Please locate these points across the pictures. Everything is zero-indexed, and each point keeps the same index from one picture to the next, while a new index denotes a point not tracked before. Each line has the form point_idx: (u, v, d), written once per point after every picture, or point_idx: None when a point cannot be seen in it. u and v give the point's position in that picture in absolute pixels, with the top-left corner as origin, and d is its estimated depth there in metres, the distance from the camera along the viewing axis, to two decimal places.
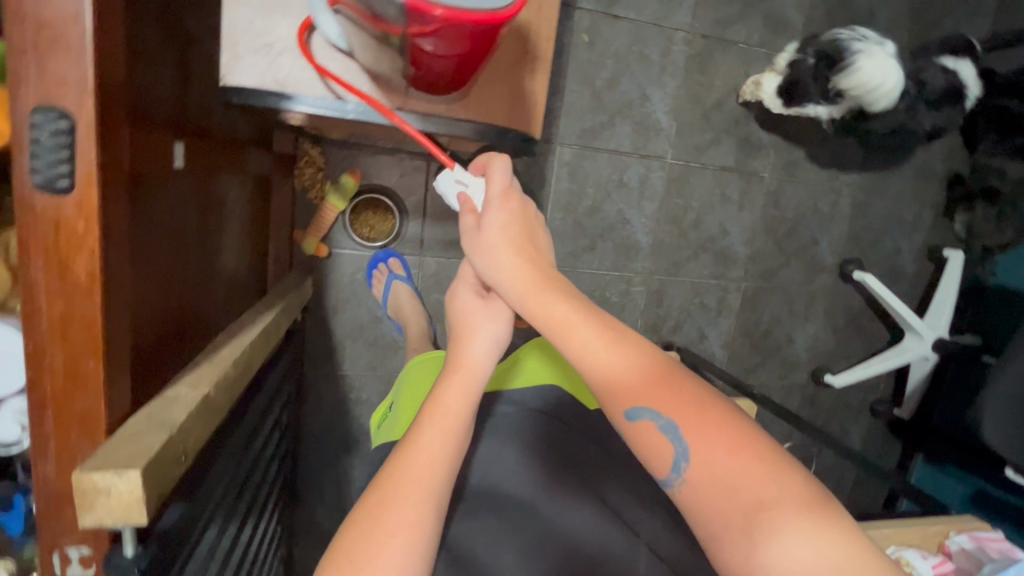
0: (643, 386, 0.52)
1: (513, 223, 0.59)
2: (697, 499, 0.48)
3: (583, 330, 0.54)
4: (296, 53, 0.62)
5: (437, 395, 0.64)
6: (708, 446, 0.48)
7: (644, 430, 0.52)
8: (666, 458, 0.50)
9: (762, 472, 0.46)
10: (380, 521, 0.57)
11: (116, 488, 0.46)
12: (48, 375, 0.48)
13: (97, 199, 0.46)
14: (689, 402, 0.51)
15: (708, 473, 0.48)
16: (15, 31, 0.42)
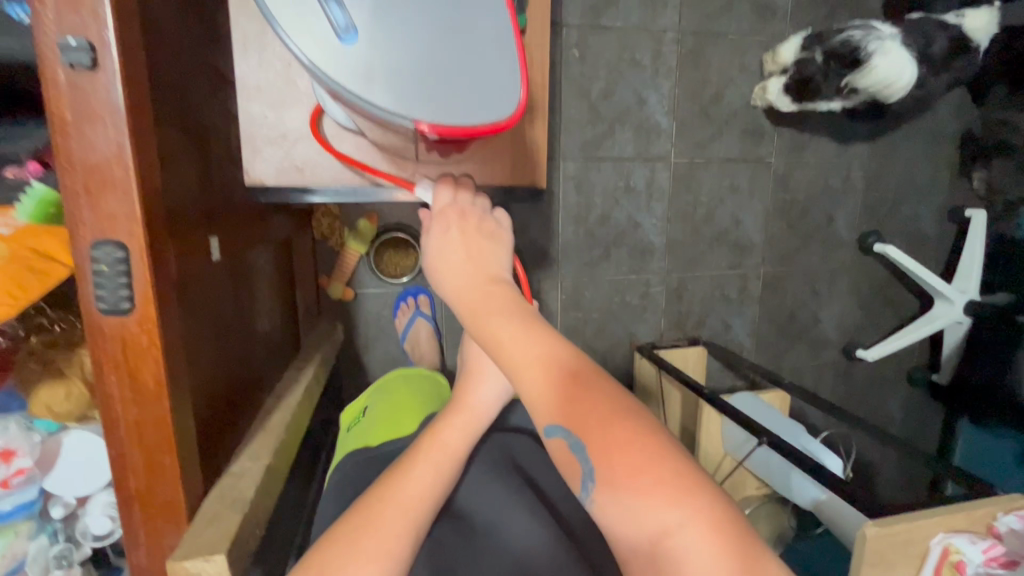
0: (554, 395, 0.48)
1: (456, 235, 0.59)
2: (605, 520, 0.45)
3: (512, 342, 0.51)
4: (311, 139, 0.67)
5: (437, 432, 0.66)
6: (615, 470, 0.45)
7: (558, 450, 0.48)
8: (575, 477, 0.47)
9: (670, 500, 0.43)
10: (359, 542, 0.53)
11: (205, 571, 0.51)
12: (132, 475, 0.53)
13: (155, 314, 0.51)
14: (598, 414, 0.47)
15: (615, 497, 0.45)
16: (69, 179, 0.47)
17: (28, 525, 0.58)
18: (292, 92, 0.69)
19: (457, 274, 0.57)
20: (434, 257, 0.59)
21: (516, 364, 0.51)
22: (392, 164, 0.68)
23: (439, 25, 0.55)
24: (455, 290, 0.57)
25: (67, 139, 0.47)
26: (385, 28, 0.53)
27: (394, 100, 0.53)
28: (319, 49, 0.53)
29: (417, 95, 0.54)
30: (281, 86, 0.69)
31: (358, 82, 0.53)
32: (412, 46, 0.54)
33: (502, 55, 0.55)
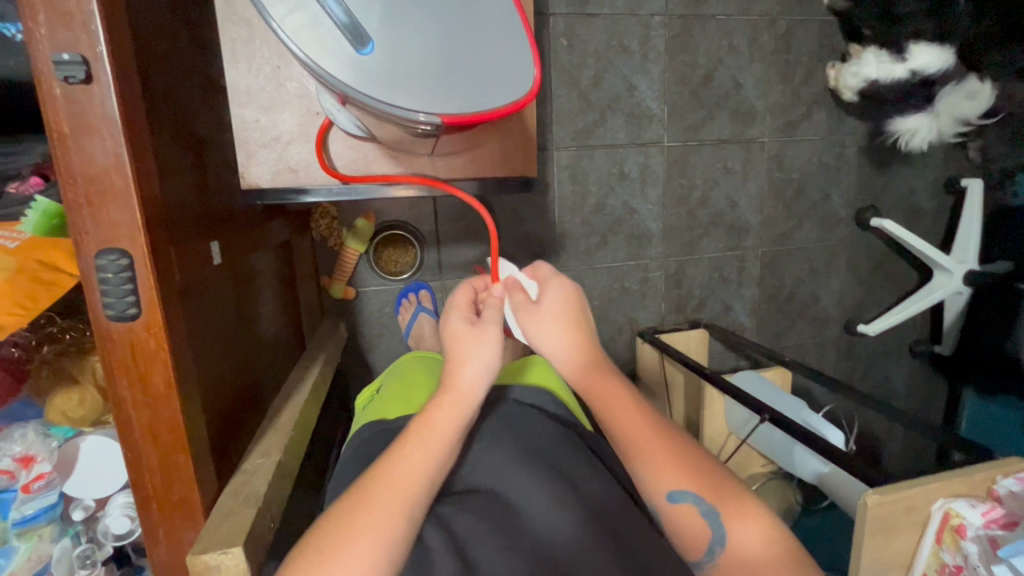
0: (682, 470, 0.65)
1: (552, 319, 0.71)
2: (724, 570, 0.61)
3: (640, 423, 0.68)
4: (303, 140, 0.67)
5: (426, 413, 0.65)
6: (736, 527, 0.61)
7: (684, 512, 0.63)
8: (702, 538, 0.62)
9: (782, 560, 0.58)
10: (350, 520, 0.56)
11: (223, 564, 0.53)
12: (148, 475, 0.55)
13: (161, 318, 0.52)
14: (711, 484, 0.64)
15: (737, 554, 0.60)
16: (69, 191, 0.48)
17: (50, 528, 0.60)
18: (282, 94, 0.66)
19: (582, 373, 0.72)
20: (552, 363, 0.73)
21: (646, 451, 0.66)
22: (388, 159, 0.68)
23: (442, 16, 0.53)
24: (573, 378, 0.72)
25: (65, 151, 0.48)
26: (391, 27, 0.52)
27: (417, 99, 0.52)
28: (334, 61, 0.52)
29: (433, 90, 0.53)
30: (271, 87, 0.66)
31: (381, 92, 0.52)
32: (422, 38, 0.53)
33: (509, 35, 0.54)
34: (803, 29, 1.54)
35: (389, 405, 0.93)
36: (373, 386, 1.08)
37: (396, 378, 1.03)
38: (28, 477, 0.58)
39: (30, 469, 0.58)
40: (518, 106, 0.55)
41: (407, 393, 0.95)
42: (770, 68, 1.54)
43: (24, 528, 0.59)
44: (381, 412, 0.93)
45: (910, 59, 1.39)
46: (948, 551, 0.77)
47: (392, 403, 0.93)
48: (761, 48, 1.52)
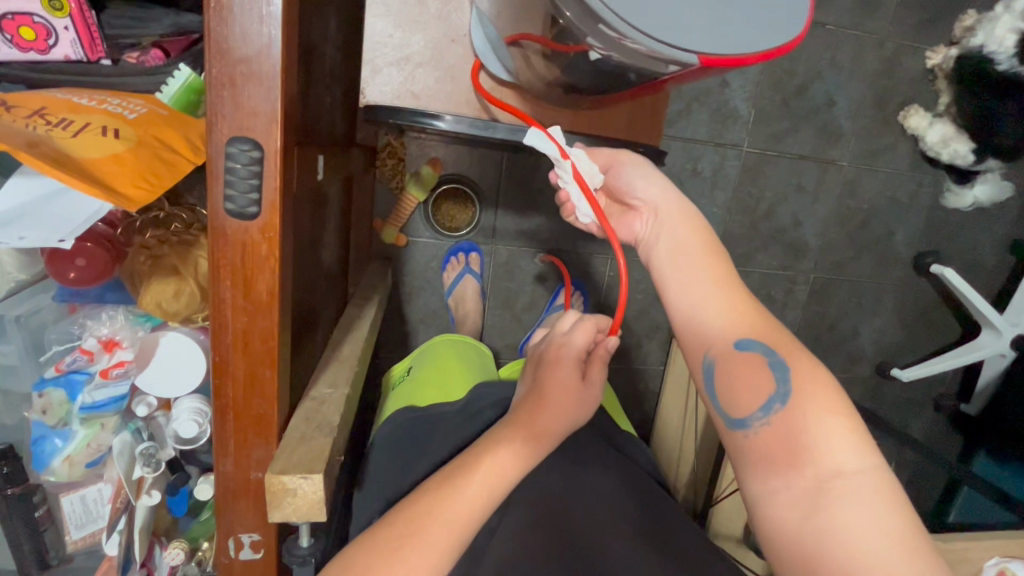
0: (770, 331, 0.55)
1: (673, 225, 0.63)
2: (774, 445, 0.49)
3: (703, 263, 0.60)
4: (432, 66, 0.63)
5: (494, 450, 0.60)
6: (813, 399, 0.49)
7: (749, 363, 0.53)
8: (762, 396, 0.51)
9: (848, 437, 0.48)
10: (399, 554, 0.53)
11: (301, 489, 0.51)
12: (232, 383, 0.52)
13: (279, 223, 0.49)
14: (799, 354, 0.53)
15: (797, 421, 0.49)
16: (214, 67, 0.44)
17: (114, 419, 0.59)
18: (420, 11, 0.62)
19: (684, 243, 0.62)
20: (661, 243, 0.63)
21: (731, 308, 0.57)
22: (521, 103, 0.66)
23: None
24: (672, 218, 0.63)
25: (218, 22, 0.44)
26: None
27: (679, 32, 0.35)
28: None
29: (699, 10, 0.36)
30: (411, 3, 0.62)
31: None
32: None
33: None
34: (908, 56, 1.48)
35: (428, 390, 0.90)
36: (405, 365, 1.04)
37: (426, 359, 0.99)
38: (109, 362, 0.57)
39: (112, 354, 0.58)
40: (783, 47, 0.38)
41: (439, 379, 0.93)
42: (866, 90, 1.48)
43: (91, 414, 0.57)
44: (411, 396, 0.91)
45: (980, 165, 1.51)
46: None
47: (425, 388, 0.91)
48: (863, 67, 1.46)
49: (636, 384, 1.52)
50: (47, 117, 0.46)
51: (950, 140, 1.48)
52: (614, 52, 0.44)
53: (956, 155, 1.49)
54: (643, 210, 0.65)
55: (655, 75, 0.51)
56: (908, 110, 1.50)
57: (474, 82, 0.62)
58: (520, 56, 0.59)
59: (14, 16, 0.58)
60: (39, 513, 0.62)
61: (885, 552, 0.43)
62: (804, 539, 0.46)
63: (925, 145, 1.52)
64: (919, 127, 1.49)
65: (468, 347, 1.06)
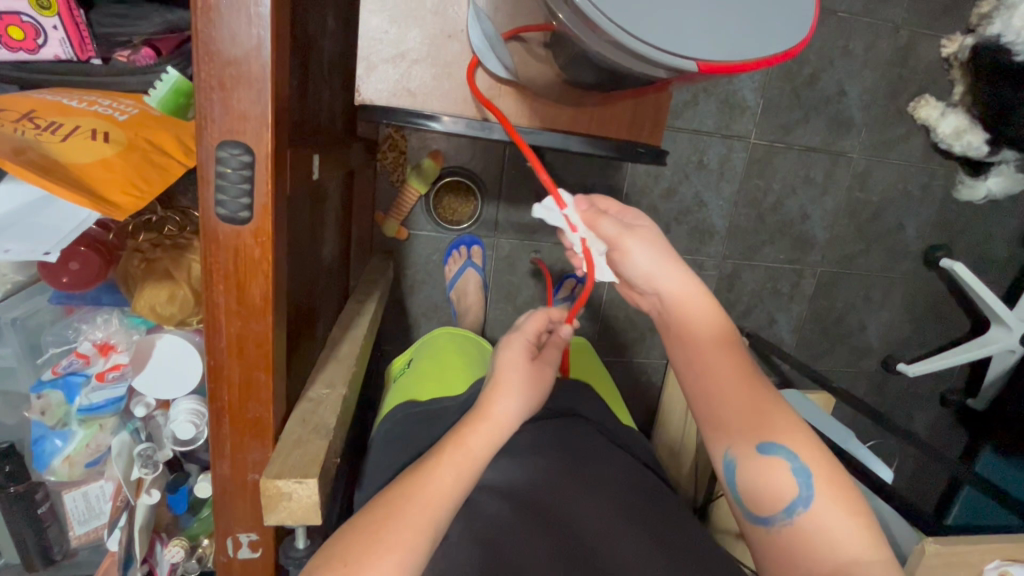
0: (793, 430, 0.54)
1: (678, 312, 0.60)
2: (801, 550, 0.50)
3: (717, 353, 0.58)
4: (429, 63, 0.62)
5: (461, 438, 0.62)
6: (833, 503, 0.51)
7: (773, 466, 0.53)
8: (785, 497, 0.52)
9: (864, 531, 0.50)
10: (380, 535, 0.55)
11: (296, 493, 0.51)
12: (227, 388, 0.52)
13: (271, 229, 0.48)
14: (821, 457, 0.53)
15: (820, 524, 0.50)
16: (203, 70, 0.43)
17: (112, 420, 0.59)
18: (417, 6, 0.60)
19: (699, 336, 0.59)
20: (672, 327, 0.61)
21: (753, 408, 0.55)
22: (520, 102, 0.64)
23: None
24: (678, 307, 0.60)
25: (207, 23, 0.42)
26: None
27: (670, 40, 0.34)
28: None
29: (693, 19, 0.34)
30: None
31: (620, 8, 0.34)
32: None
33: None
34: (923, 44, 1.44)
35: (427, 385, 0.91)
36: (404, 358, 1.05)
37: (427, 352, 1.00)
38: (104, 365, 0.58)
39: (107, 358, 0.58)
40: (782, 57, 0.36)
41: (439, 373, 0.94)
42: (880, 79, 1.44)
43: (88, 416, 0.58)
44: (410, 391, 0.91)
45: (997, 156, 1.46)
46: None
47: (426, 383, 0.92)
48: (876, 56, 1.42)
49: (638, 377, 1.51)
50: (36, 120, 0.45)
51: (964, 132, 1.43)
52: (609, 55, 0.42)
53: (969, 148, 1.45)
54: (649, 293, 0.62)
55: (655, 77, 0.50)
56: (919, 101, 1.46)
57: (473, 82, 0.61)
58: (519, 52, 0.57)
59: (2, 15, 0.57)
60: (41, 510, 0.63)
61: None
62: None
63: (937, 137, 1.48)
64: (931, 116, 1.45)
65: (470, 341, 1.06)
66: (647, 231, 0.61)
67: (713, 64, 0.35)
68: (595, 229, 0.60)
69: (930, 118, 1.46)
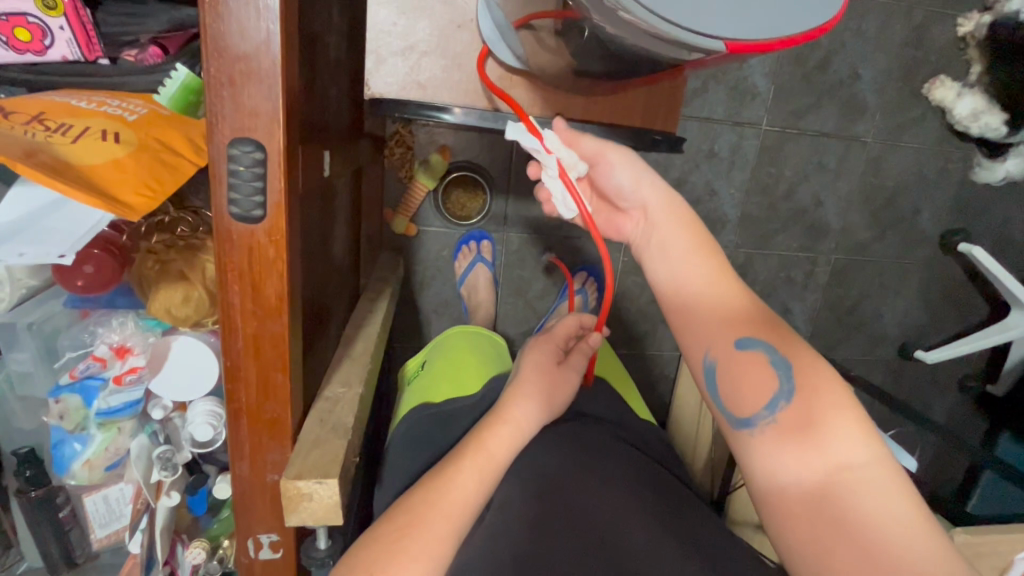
0: (767, 329, 0.56)
1: (664, 224, 0.63)
2: (781, 440, 0.52)
3: (694, 262, 0.61)
4: (439, 55, 0.61)
5: (482, 440, 0.63)
6: (812, 391, 0.52)
7: (752, 361, 0.55)
8: (766, 394, 0.53)
9: (853, 428, 0.51)
10: (401, 544, 0.54)
11: (317, 493, 0.50)
12: (244, 389, 0.52)
13: (285, 227, 0.47)
14: (799, 350, 0.55)
15: (803, 417, 0.51)
16: (212, 66, 0.43)
17: (130, 423, 0.59)
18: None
19: (677, 242, 0.62)
20: (652, 242, 0.63)
21: (727, 311, 0.58)
22: (532, 92, 0.63)
23: None
24: (657, 223, 0.63)
25: (215, 18, 0.42)
26: None
27: (698, 13, 0.32)
28: None
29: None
30: None
31: None
32: None
33: None
34: (938, 24, 1.40)
35: (441, 385, 0.90)
36: (417, 358, 1.04)
37: (440, 353, 0.99)
38: (121, 368, 0.57)
39: (124, 360, 0.58)
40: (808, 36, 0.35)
41: (455, 371, 0.93)
42: (894, 61, 1.41)
43: (107, 419, 0.58)
44: (424, 394, 0.90)
45: (1015, 136, 1.42)
46: None
47: (439, 385, 0.90)
48: (890, 38, 1.39)
49: (651, 370, 1.50)
50: (47, 122, 0.45)
51: (981, 113, 1.41)
52: (627, 37, 0.41)
53: (987, 129, 1.42)
54: (634, 209, 0.64)
55: (672, 61, 0.49)
56: (933, 82, 1.43)
57: (484, 74, 0.60)
58: (531, 40, 0.55)
59: (8, 17, 0.57)
60: (62, 514, 0.64)
61: (901, 544, 0.46)
62: (821, 532, 0.49)
63: (953, 119, 1.45)
64: (947, 97, 1.42)
65: (484, 338, 1.05)
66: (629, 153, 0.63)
67: (740, 43, 0.34)
68: (575, 148, 0.60)
69: (947, 98, 1.42)
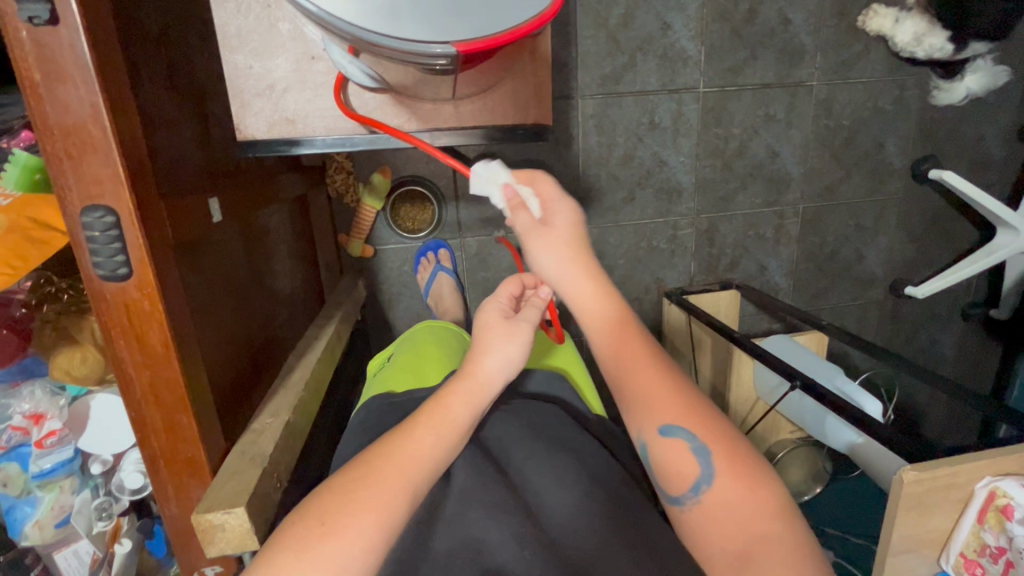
0: (691, 414, 0.58)
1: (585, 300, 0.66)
2: (706, 523, 0.55)
3: (630, 350, 0.63)
4: (299, 88, 0.63)
5: (445, 402, 0.62)
6: (733, 478, 0.55)
7: (675, 450, 0.57)
8: (690, 480, 0.56)
9: (765, 507, 0.53)
10: (357, 493, 0.53)
11: (227, 523, 0.53)
12: (153, 434, 0.55)
13: (153, 278, 0.50)
14: (718, 432, 0.57)
15: (721, 500, 0.54)
16: (48, 145, 0.46)
17: (70, 481, 0.72)
18: (274, 36, 0.61)
19: (611, 345, 0.64)
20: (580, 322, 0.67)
21: (652, 397, 0.59)
22: (396, 106, 0.65)
23: None
24: (581, 309, 0.67)
25: (39, 100, 0.45)
26: None
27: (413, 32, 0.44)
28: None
29: (446, 16, 0.45)
30: (261, 29, 0.61)
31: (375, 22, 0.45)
32: None
33: None
34: None
35: (404, 376, 0.89)
36: (383, 354, 1.04)
37: (407, 347, 0.99)
38: (40, 433, 0.69)
39: (42, 426, 0.69)
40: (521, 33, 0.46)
41: (418, 365, 0.92)
42: None
43: (44, 481, 0.71)
44: (388, 381, 0.89)
45: (962, 53, 1.36)
46: (990, 532, 0.72)
47: (403, 374, 0.90)
48: None
49: None
50: None
51: (923, 36, 1.36)
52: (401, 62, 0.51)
53: (933, 50, 1.37)
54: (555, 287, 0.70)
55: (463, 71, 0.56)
56: (869, 13, 1.39)
57: (340, 100, 0.62)
58: (371, 61, 0.57)
59: None
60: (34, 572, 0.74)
61: None
62: None
63: (898, 46, 1.41)
64: (882, 25, 1.39)
65: (452, 335, 1.07)
66: (562, 229, 0.67)
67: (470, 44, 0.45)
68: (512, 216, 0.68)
69: (881, 26, 1.39)
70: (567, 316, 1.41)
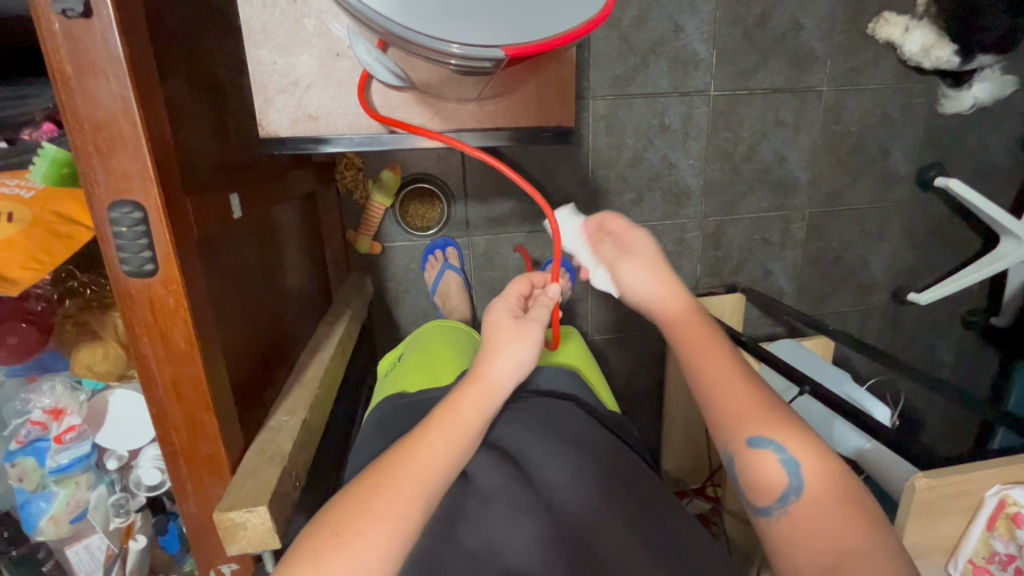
0: (780, 423, 0.56)
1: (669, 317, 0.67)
2: (794, 534, 0.52)
3: (716, 362, 0.62)
4: (323, 85, 0.63)
5: (453, 405, 0.61)
6: (825, 489, 0.53)
7: (764, 460, 0.55)
8: (778, 490, 0.54)
9: (861, 526, 0.51)
10: (370, 503, 0.53)
11: (250, 521, 0.53)
12: (174, 432, 0.54)
13: (179, 275, 0.50)
14: (813, 447, 0.55)
15: (813, 512, 0.52)
16: (78, 138, 0.45)
17: (86, 476, 0.72)
18: (299, 32, 0.61)
19: (698, 359, 0.63)
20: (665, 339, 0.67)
21: (741, 406, 0.58)
22: (419, 105, 0.64)
23: None
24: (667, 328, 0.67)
25: (69, 93, 0.44)
26: None
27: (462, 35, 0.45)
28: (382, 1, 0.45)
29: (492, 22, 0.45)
30: (286, 25, 0.61)
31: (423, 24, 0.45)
32: None
33: None
34: None
35: (416, 376, 0.89)
36: (395, 353, 1.05)
37: (418, 347, 0.99)
38: (60, 428, 0.70)
39: (61, 421, 0.71)
40: (567, 41, 0.47)
41: (430, 364, 0.92)
42: (836, 4, 1.38)
43: (62, 476, 0.71)
44: (401, 382, 0.89)
45: (969, 66, 1.38)
46: (999, 539, 0.72)
47: (416, 373, 0.90)
48: None
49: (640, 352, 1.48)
50: None
51: (931, 47, 1.37)
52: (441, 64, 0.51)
53: (940, 62, 1.39)
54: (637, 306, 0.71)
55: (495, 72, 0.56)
56: (879, 21, 1.39)
57: (364, 98, 0.62)
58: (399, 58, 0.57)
59: None
60: (46, 567, 0.75)
61: None
62: None
63: (908, 57, 1.42)
64: (891, 32, 1.39)
65: (462, 334, 1.07)
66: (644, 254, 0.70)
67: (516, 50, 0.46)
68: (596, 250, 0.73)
69: (890, 33, 1.39)
70: (573, 317, 1.41)
